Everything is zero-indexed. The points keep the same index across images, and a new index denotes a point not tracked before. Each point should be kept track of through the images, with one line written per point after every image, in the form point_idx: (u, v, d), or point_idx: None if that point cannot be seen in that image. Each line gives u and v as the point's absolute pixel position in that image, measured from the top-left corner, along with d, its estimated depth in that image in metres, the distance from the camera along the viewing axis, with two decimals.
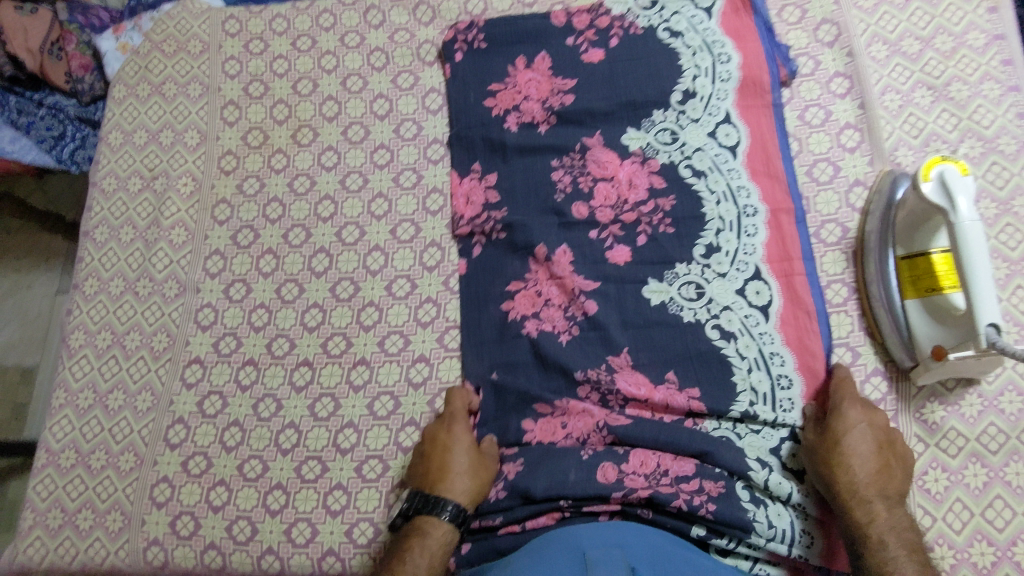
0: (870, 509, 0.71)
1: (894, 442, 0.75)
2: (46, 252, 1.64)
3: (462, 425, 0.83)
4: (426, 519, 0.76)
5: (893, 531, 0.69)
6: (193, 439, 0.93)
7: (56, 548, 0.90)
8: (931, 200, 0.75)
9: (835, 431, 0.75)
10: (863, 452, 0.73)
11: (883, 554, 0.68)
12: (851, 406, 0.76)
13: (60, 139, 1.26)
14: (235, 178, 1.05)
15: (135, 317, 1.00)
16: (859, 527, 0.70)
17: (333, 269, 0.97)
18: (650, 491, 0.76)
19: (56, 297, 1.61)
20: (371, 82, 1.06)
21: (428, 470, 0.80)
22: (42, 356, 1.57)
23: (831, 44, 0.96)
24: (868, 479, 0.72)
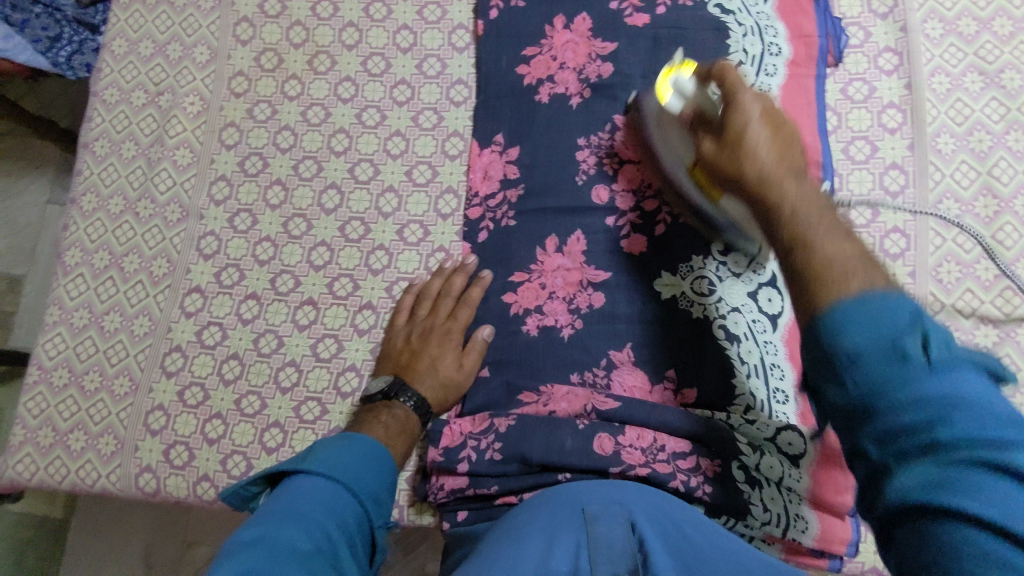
0: (778, 184, 0.55)
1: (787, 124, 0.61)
2: (39, 158, 1.59)
3: (463, 311, 0.86)
4: (394, 403, 0.80)
5: (805, 200, 0.53)
6: (191, 368, 0.91)
7: (46, 466, 0.89)
8: (676, 111, 0.75)
9: (735, 129, 0.61)
10: (761, 137, 0.59)
11: (780, 190, 0.54)
12: (744, 94, 0.62)
13: (56, 41, 1.20)
14: (245, 101, 0.99)
15: (135, 239, 0.96)
16: (773, 209, 0.55)
17: (344, 208, 0.94)
18: (648, 469, 0.74)
19: (47, 205, 1.56)
20: (395, 11, 1.00)
21: (423, 356, 0.84)
22: (30, 267, 1.53)
23: (885, 16, 0.91)
24: (775, 159, 0.57)
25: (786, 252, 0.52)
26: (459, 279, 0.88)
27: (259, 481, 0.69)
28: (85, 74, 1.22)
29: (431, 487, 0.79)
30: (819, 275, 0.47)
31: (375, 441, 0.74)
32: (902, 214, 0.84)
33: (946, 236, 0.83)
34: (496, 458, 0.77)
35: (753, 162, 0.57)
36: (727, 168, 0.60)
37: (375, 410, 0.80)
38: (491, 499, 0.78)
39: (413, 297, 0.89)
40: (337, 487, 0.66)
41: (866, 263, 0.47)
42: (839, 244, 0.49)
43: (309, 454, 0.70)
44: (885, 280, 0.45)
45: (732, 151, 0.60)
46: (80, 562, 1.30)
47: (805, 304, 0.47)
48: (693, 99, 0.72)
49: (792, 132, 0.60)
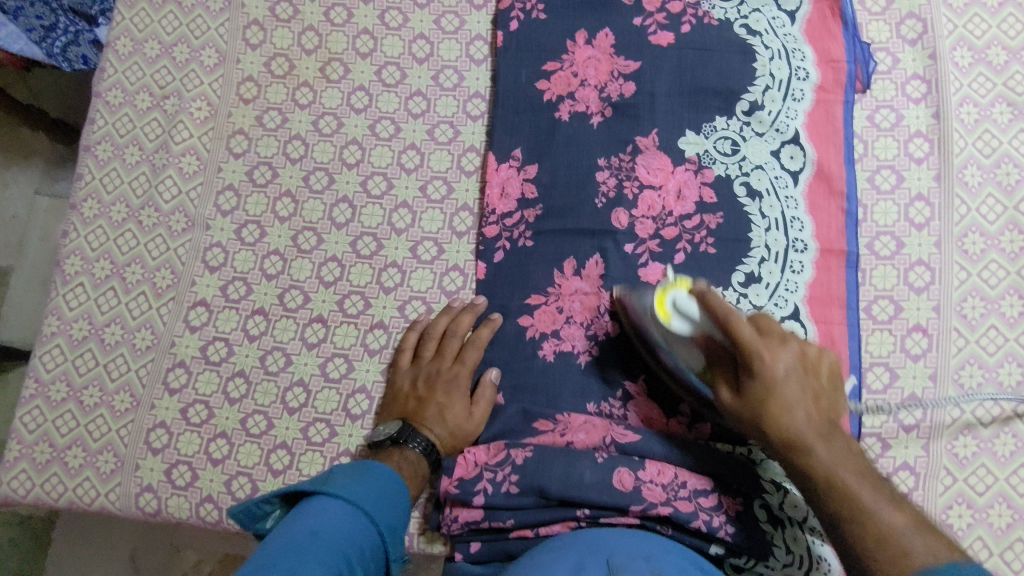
0: (810, 449, 0.62)
1: (821, 363, 0.68)
2: (25, 147, 1.54)
3: (472, 354, 0.83)
4: (401, 451, 0.78)
5: (840, 463, 0.61)
6: (194, 385, 0.88)
7: (42, 483, 0.86)
8: (683, 335, 0.71)
9: (758, 392, 0.65)
10: (797, 400, 0.64)
11: (814, 456, 0.62)
12: (779, 344, 0.66)
13: (51, 31, 1.16)
14: (254, 108, 0.96)
15: (138, 249, 0.93)
16: (809, 468, 0.62)
17: (356, 223, 0.91)
18: (669, 507, 0.72)
19: (35, 196, 1.52)
20: (411, 19, 0.97)
21: (430, 402, 0.81)
22: (17, 260, 1.49)
23: (913, 43, 0.90)
24: (809, 424, 0.63)
25: (808, 488, 0.62)
26: (466, 319, 0.85)
27: (275, 499, 0.68)
28: (81, 66, 1.21)
29: (446, 518, 0.77)
30: (880, 540, 0.55)
31: (391, 474, 0.72)
32: (926, 247, 0.84)
33: (970, 271, 0.83)
34: (513, 491, 0.75)
35: (791, 433, 0.63)
36: (756, 424, 0.65)
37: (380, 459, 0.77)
38: (506, 532, 0.76)
39: (418, 336, 0.86)
40: (356, 514, 0.65)
41: (921, 527, 0.55)
42: (889, 512, 0.56)
43: (330, 476, 0.69)
44: (947, 552, 0.52)
45: (766, 413, 0.64)
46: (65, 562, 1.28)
47: (846, 526, 0.57)
48: (712, 335, 0.70)
49: (829, 391, 0.67)
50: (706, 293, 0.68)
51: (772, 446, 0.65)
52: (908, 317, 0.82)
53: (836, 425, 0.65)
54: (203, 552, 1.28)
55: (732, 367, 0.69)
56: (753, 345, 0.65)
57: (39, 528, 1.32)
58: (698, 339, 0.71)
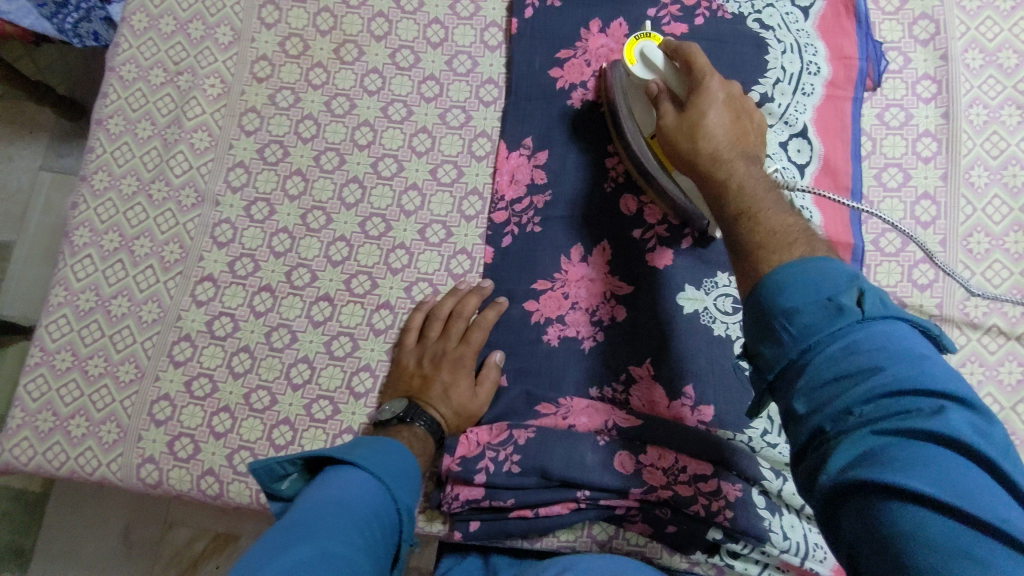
0: (728, 168, 0.66)
1: (750, 133, 0.71)
2: (32, 123, 1.54)
3: (478, 335, 0.84)
4: (408, 428, 0.79)
5: (752, 180, 0.65)
6: (199, 358, 0.89)
7: (45, 452, 0.87)
8: (643, 81, 0.77)
9: (693, 117, 0.70)
10: (722, 125, 0.69)
11: (726, 181, 0.65)
12: (712, 100, 0.70)
13: (63, 6, 1.18)
14: (267, 87, 0.97)
15: (147, 222, 0.93)
16: (722, 187, 0.66)
17: (366, 203, 0.92)
18: (669, 491, 0.74)
19: (39, 171, 1.52)
20: (427, 4, 0.97)
21: (435, 381, 0.82)
22: (18, 234, 1.49)
23: (925, 43, 0.91)
24: (728, 142, 0.68)
25: (729, 210, 0.64)
26: (472, 301, 0.85)
27: (297, 463, 0.69)
28: (91, 41, 1.24)
29: (446, 495, 0.77)
30: (762, 252, 0.57)
31: (406, 454, 0.73)
32: (931, 245, 0.84)
33: (975, 270, 0.83)
34: (514, 471, 0.76)
35: (714, 145, 0.68)
36: (689, 146, 0.69)
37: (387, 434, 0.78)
38: (506, 511, 0.77)
39: (423, 317, 0.86)
40: (378, 489, 0.66)
41: (807, 236, 0.57)
42: (776, 217, 0.60)
43: (353, 451, 0.70)
44: (818, 250, 0.55)
45: (697, 134, 0.69)
46: (57, 535, 1.28)
47: (756, 262, 0.57)
48: (669, 85, 0.76)
49: (755, 143, 0.71)
50: (681, 47, 0.75)
51: (703, 161, 0.68)
52: (911, 313, 0.83)
53: (752, 154, 0.69)
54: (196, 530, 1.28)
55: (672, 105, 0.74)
56: (704, 77, 0.72)
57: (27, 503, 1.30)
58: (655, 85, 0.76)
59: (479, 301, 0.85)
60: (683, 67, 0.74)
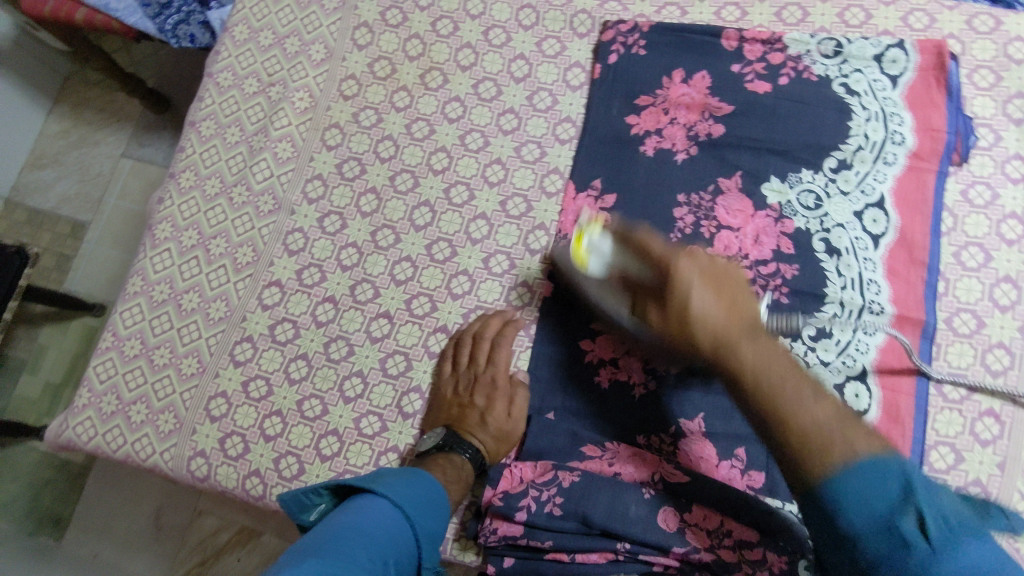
0: (713, 334, 0.62)
1: (729, 271, 0.68)
2: (119, 111, 1.63)
3: (503, 355, 0.85)
4: (450, 454, 0.79)
5: (767, 360, 0.59)
6: (259, 361, 0.91)
7: (105, 433, 0.90)
8: (598, 274, 0.82)
9: (677, 302, 0.66)
10: (710, 307, 0.64)
11: (734, 360, 0.60)
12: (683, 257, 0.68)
13: (165, 8, 1.28)
14: (352, 105, 1.00)
15: (225, 223, 0.97)
16: (736, 367, 0.60)
17: (434, 227, 0.94)
18: (713, 555, 0.73)
19: (120, 157, 1.60)
20: (514, 39, 1.00)
21: (472, 407, 0.83)
22: (96, 214, 1.57)
23: (1019, 122, 0.88)
24: (726, 317, 0.63)
25: (740, 390, 0.60)
26: (497, 324, 0.86)
27: (324, 493, 0.70)
28: (186, 43, 1.29)
29: (484, 528, 0.77)
30: (827, 446, 0.52)
31: (437, 485, 0.73)
32: (1009, 330, 0.81)
33: None
34: (556, 513, 0.76)
35: (718, 329, 0.62)
36: (687, 338, 0.65)
37: (425, 465, 0.78)
38: (542, 552, 0.77)
39: (454, 345, 0.88)
40: (400, 515, 0.66)
41: (844, 427, 0.53)
42: (817, 408, 0.54)
43: (378, 477, 0.71)
44: (864, 442, 0.52)
45: (685, 310, 0.65)
46: (92, 508, 1.33)
47: (792, 460, 0.54)
48: (639, 277, 0.75)
49: (737, 288, 0.66)
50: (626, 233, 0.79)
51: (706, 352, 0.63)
52: (981, 400, 0.80)
53: (758, 326, 0.63)
54: (222, 520, 1.30)
55: (656, 315, 0.70)
56: (671, 257, 0.69)
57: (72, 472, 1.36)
58: (614, 277, 0.79)
59: (503, 325, 0.86)
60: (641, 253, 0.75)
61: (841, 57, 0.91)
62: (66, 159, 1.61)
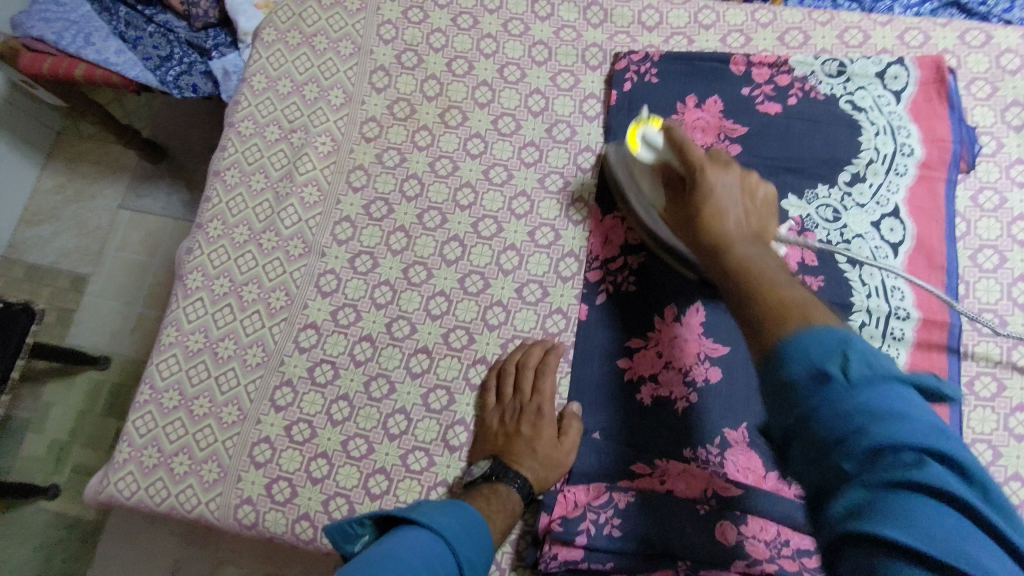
0: (724, 227, 0.69)
1: (756, 194, 0.74)
2: (115, 164, 1.63)
3: (548, 383, 0.87)
4: (498, 484, 0.80)
5: (763, 260, 0.63)
6: (299, 404, 0.92)
7: (147, 487, 0.90)
8: (648, 163, 0.83)
9: (699, 196, 0.71)
10: (727, 207, 0.70)
11: (738, 253, 0.65)
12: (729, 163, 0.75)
13: (166, 60, 1.30)
14: (375, 146, 1.02)
15: (256, 269, 0.98)
16: (735, 260, 0.64)
17: (465, 260, 0.95)
18: (775, 565, 0.74)
19: (118, 210, 1.60)
20: (529, 75, 1.03)
21: (519, 436, 0.84)
22: (96, 267, 1.56)
23: (1018, 129, 0.93)
24: (737, 226, 0.69)
25: (726, 281, 0.64)
26: (537, 353, 0.88)
27: (367, 522, 0.72)
28: (189, 93, 1.29)
29: (544, 554, 0.78)
30: (784, 315, 0.53)
31: (478, 515, 0.74)
32: None
33: None
34: (615, 534, 0.77)
35: (721, 235, 0.68)
36: (697, 231, 0.70)
37: (470, 497, 0.79)
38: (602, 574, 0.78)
39: (496, 376, 0.89)
40: (438, 542, 0.67)
41: (813, 302, 0.54)
42: (792, 289, 0.57)
43: (417, 507, 0.73)
44: (827, 319, 0.52)
45: (703, 207, 0.71)
46: (109, 565, 1.30)
47: (760, 331, 0.54)
48: (666, 162, 0.79)
49: (761, 215, 0.73)
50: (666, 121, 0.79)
51: (705, 250, 0.69)
52: (1012, 396, 0.83)
53: (761, 238, 0.69)
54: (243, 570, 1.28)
55: (682, 203, 0.75)
56: (699, 159, 0.73)
57: (88, 528, 1.34)
58: (659, 168, 0.81)
59: (544, 354, 0.89)
60: (677, 152, 0.75)
61: (846, 76, 0.95)
62: (63, 214, 1.60)
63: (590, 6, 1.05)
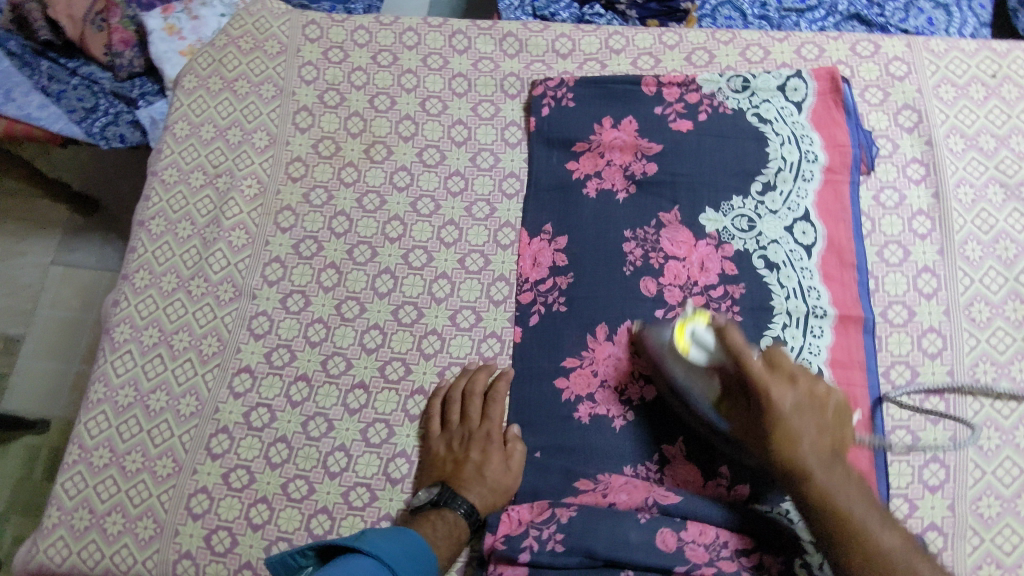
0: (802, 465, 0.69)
1: (831, 402, 0.72)
2: (43, 219, 1.59)
3: (498, 409, 0.88)
4: (444, 510, 0.80)
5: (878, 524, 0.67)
6: (236, 451, 0.90)
7: (80, 551, 0.87)
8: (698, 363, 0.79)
9: (773, 424, 0.70)
10: (809, 432, 0.70)
11: (830, 504, 0.68)
12: (782, 384, 0.71)
13: (91, 112, 1.28)
14: (301, 186, 1.03)
15: (186, 317, 0.97)
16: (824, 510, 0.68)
17: (398, 292, 0.96)
18: (713, 567, 0.75)
19: (49, 265, 1.56)
20: (450, 107, 1.05)
21: (467, 462, 0.84)
22: (27, 327, 1.51)
23: (910, 130, 0.99)
24: (820, 460, 0.69)
25: (824, 535, 0.68)
26: (483, 377, 0.89)
27: (310, 552, 0.71)
28: (116, 143, 1.27)
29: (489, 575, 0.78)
30: None
31: (422, 541, 0.74)
32: (936, 316, 0.89)
33: (980, 337, 0.88)
34: (559, 549, 0.78)
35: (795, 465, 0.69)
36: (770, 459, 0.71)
37: (415, 523, 0.78)
38: None
39: (441, 402, 0.89)
40: (381, 571, 0.66)
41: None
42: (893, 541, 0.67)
43: (362, 534, 0.71)
44: None
45: (778, 443, 0.70)
46: None
47: None
48: (721, 365, 0.76)
49: (838, 428, 0.72)
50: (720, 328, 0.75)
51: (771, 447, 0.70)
52: (925, 381, 0.87)
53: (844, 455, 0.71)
54: None
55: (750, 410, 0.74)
56: (765, 380, 0.70)
57: None
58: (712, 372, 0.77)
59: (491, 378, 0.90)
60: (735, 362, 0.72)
61: (750, 91, 1.00)
62: None
63: (505, 37, 1.09)
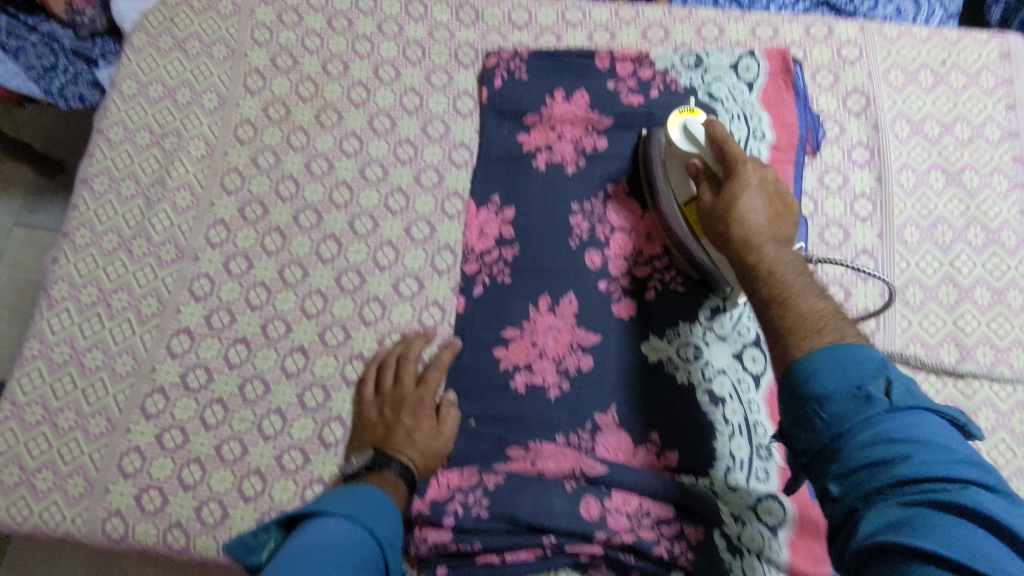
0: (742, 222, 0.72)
1: (786, 200, 0.76)
2: (5, 180, 1.56)
3: (431, 374, 0.87)
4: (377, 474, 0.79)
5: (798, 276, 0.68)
6: (171, 411, 0.89)
7: (8, 506, 0.86)
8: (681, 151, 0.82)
9: (729, 195, 0.75)
10: (758, 209, 0.73)
11: (756, 259, 0.70)
12: (748, 165, 0.76)
13: (50, 70, 1.23)
14: (249, 149, 1.02)
15: (126, 276, 0.96)
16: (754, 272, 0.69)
17: (342, 258, 0.95)
18: (633, 535, 0.77)
19: (10, 227, 1.53)
20: (404, 75, 1.05)
21: (398, 427, 0.84)
22: None
23: (858, 114, 1.00)
24: (764, 227, 0.72)
25: (753, 279, 0.69)
26: (419, 344, 0.89)
27: (273, 528, 0.68)
28: (77, 104, 1.25)
29: (415, 539, 0.79)
30: (803, 325, 0.62)
31: (383, 493, 0.74)
32: (871, 297, 0.90)
33: (912, 319, 0.90)
34: (484, 515, 0.79)
35: (748, 230, 0.72)
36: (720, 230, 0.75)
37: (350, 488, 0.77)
38: (473, 556, 0.79)
39: (376, 369, 0.89)
40: (355, 531, 0.67)
41: (836, 319, 0.63)
42: (817, 303, 0.64)
43: (323, 498, 0.71)
44: (850, 336, 0.61)
45: (731, 209, 0.74)
46: None
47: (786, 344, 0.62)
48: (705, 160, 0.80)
49: (789, 218, 0.75)
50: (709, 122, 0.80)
51: (728, 243, 0.73)
52: None
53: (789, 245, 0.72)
54: None
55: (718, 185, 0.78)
56: (740, 158, 0.76)
57: None
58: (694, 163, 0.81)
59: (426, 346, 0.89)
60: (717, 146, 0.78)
61: (703, 68, 1.00)
62: None
63: (462, 7, 1.08)
